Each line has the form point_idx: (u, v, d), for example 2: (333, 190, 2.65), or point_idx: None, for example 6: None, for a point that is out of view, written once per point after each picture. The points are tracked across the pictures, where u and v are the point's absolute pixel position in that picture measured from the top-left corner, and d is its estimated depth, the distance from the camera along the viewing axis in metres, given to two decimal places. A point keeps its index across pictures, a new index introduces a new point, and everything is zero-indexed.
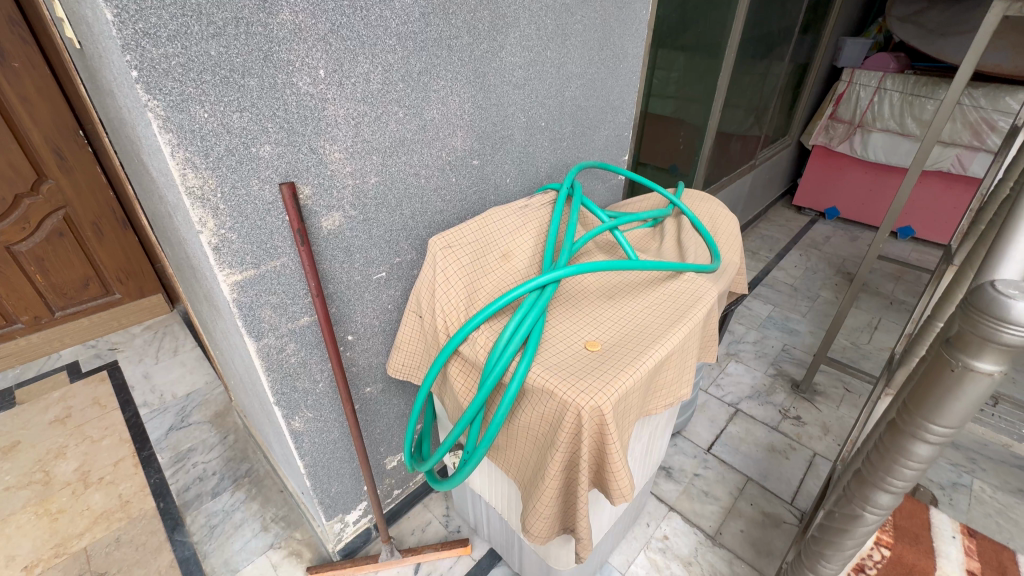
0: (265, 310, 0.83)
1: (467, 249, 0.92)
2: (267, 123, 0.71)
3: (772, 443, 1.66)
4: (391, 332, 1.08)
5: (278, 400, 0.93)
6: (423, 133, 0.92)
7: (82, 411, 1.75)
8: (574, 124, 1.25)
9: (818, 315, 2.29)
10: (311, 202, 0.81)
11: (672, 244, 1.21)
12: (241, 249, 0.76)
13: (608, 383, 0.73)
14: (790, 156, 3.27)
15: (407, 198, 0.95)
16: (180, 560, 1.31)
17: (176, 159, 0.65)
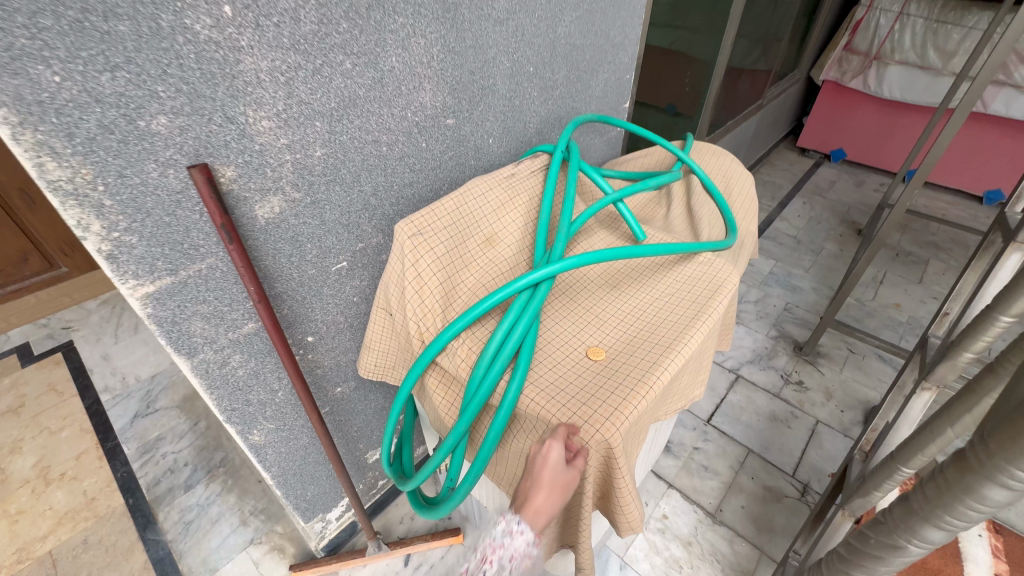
0: (195, 322, 0.68)
1: (443, 236, 0.75)
2: (155, 85, 0.52)
3: (773, 412, 1.59)
4: (360, 327, 0.93)
5: (229, 417, 0.80)
6: (380, 88, 0.72)
7: (37, 400, 1.62)
8: (568, 68, 1.04)
9: (822, 270, 2.18)
10: (237, 185, 0.63)
11: (682, 212, 1.05)
12: (147, 254, 0.59)
13: (616, 408, 0.61)
14: (798, 92, 3.02)
15: (366, 170, 0.77)
16: (155, 560, 1.23)
17: (24, 145, 0.46)
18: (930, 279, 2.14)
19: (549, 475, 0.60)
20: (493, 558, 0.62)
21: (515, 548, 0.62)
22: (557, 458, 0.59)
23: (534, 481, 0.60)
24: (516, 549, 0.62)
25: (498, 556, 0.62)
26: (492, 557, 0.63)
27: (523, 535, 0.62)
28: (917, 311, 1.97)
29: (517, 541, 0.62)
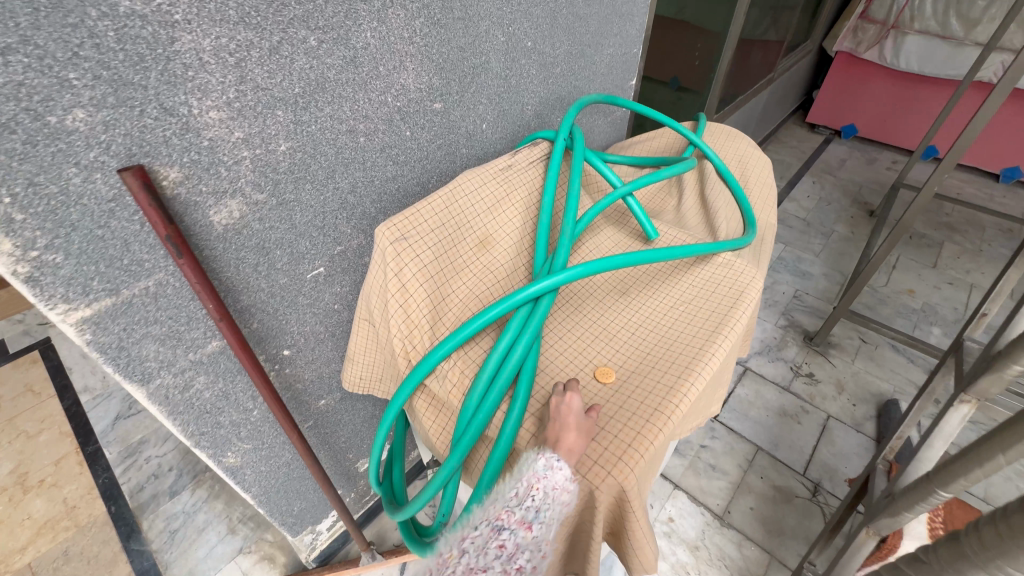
0: (147, 345, 0.59)
1: (431, 241, 0.66)
2: (66, 72, 0.42)
3: (783, 406, 1.53)
4: (343, 335, 0.85)
5: (198, 441, 0.73)
6: (353, 69, 0.62)
7: (14, 401, 1.55)
8: (570, 42, 0.92)
9: (832, 254, 2.10)
10: (183, 189, 0.53)
11: (695, 202, 0.96)
12: (78, 274, 0.50)
13: (630, 445, 0.53)
14: (809, 64, 2.87)
15: (340, 165, 0.67)
16: (139, 572, 1.18)
17: None
18: (945, 263, 2.05)
19: (574, 420, 0.54)
20: (533, 493, 0.51)
21: (557, 486, 0.51)
22: (578, 405, 0.55)
23: (559, 426, 0.53)
24: (559, 487, 0.51)
25: (538, 492, 0.51)
26: (531, 492, 0.51)
27: (563, 471, 0.51)
28: (931, 297, 1.90)
29: (559, 477, 0.51)
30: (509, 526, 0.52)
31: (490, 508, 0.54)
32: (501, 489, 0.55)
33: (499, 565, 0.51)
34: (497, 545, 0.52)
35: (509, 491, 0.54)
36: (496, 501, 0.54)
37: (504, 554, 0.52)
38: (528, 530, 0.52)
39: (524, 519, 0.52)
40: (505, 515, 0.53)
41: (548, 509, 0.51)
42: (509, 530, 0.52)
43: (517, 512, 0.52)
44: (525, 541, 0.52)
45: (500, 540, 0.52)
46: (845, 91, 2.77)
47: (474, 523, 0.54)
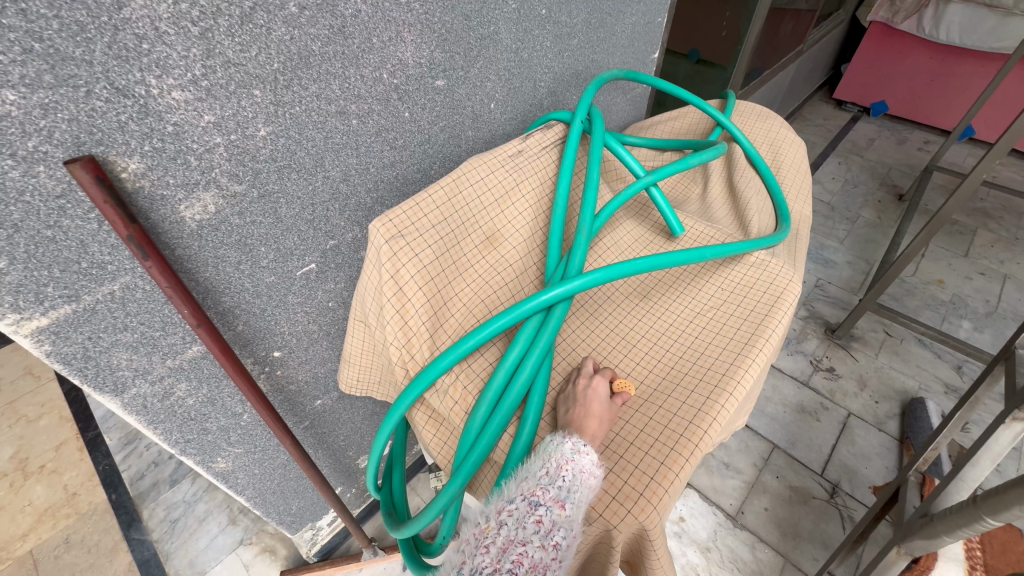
0: (117, 354, 0.54)
1: (432, 238, 0.59)
2: None
3: (801, 402, 1.47)
4: (339, 333, 0.79)
5: (184, 449, 0.68)
6: (342, 40, 0.54)
7: (14, 384, 1.53)
8: (589, 10, 0.83)
9: (857, 241, 1.99)
10: (144, 182, 0.46)
11: (722, 191, 0.87)
12: (27, 280, 0.44)
13: (652, 478, 0.47)
14: (839, 35, 2.69)
15: (330, 151, 0.60)
16: (140, 562, 1.16)
17: None
18: (977, 252, 1.94)
19: (598, 409, 0.51)
20: (562, 473, 0.46)
21: (586, 469, 0.47)
22: (604, 391, 0.53)
23: (582, 413, 0.51)
24: (587, 470, 0.47)
25: (567, 473, 0.46)
26: (560, 472, 0.47)
27: (591, 456, 0.48)
28: (961, 288, 1.80)
29: (586, 461, 0.47)
30: (544, 503, 0.46)
31: (523, 482, 0.49)
32: (532, 464, 0.50)
33: (538, 540, 0.46)
34: (535, 520, 0.46)
35: (540, 468, 0.49)
36: (529, 475, 0.49)
37: (542, 530, 0.46)
38: (564, 509, 0.46)
39: (558, 496, 0.46)
40: (540, 491, 0.47)
41: (580, 490, 0.46)
42: (544, 506, 0.46)
43: (551, 488, 0.46)
44: (562, 520, 0.46)
45: (536, 516, 0.46)
46: (878, 65, 2.61)
47: (506, 496, 0.49)
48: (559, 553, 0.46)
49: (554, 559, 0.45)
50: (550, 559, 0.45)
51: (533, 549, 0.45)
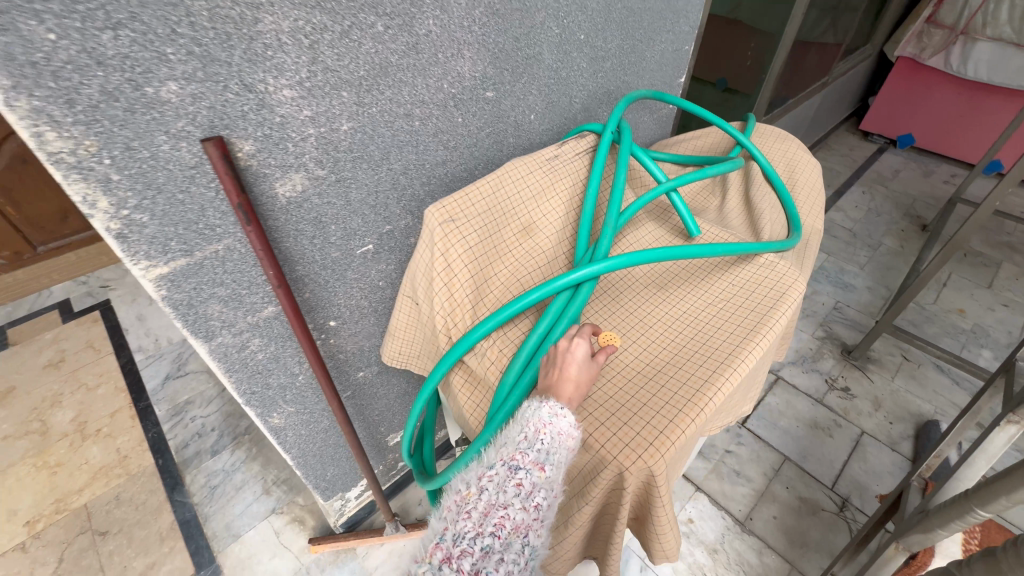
0: (212, 306, 0.64)
1: (478, 224, 0.68)
2: (164, 47, 0.46)
3: (814, 418, 1.50)
4: (385, 312, 0.89)
5: (249, 399, 0.78)
6: (414, 55, 0.64)
7: (77, 355, 1.68)
8: (622, 36, 0.92)
9: (878, 268, 2.02)
10: (255, 160, 0.57)
11: (739, 203, 0.94)
12: (159, 233, 0.54)
13: (661, 432, 0.54)
14: (867, 69, 2.75)
15: (396, 147, 0.71)
16: (181, 521, 1.27)
17: (20, 112, 0.41)
18: (1001, 284, 1.95)
19: (573, 371, 0.57)
20: (542, 436, 0.52)
21: (563, 431, 0.53)
22: (583, 352, 0.59)
23: (559, 376, 0.57)
24: (565, 431, 0.53)
25: (546, 436, 0.52)
26: (539, 435, 0.52)
27: (568, 418, 0.54)
28: (983, 319, 1.81)
29: (564, 424, 0.53)
30: (525, 465, 0.51)
31: (503, 450, 0.54)
32: (511, 433, 0.55)
33: (519, 503, 0.50)
34: (515, 483, 0.50)
35: (518, 434, 0.54)
36: (508, 443, 0.54)
37: (523, 492, 0.50)
38: (543, 471, 0.51)
39: (538, 459, 0.52)
40: (520, 454, 0.52)
41: (558, 451, 0.52)
42: (525, 468, 0.51)
43: (532, 451, 0.52)
44: (542, 481, 0.51)
45: (517, 478, 0.50)
46: (905, 98, 2.65)
47: (488, 464, 0.53)
48: (539, 512, 0.50)
49: (534, 518, 0.50)
50: (531, 519, 0.50)
51: (515, 510, 0.49)
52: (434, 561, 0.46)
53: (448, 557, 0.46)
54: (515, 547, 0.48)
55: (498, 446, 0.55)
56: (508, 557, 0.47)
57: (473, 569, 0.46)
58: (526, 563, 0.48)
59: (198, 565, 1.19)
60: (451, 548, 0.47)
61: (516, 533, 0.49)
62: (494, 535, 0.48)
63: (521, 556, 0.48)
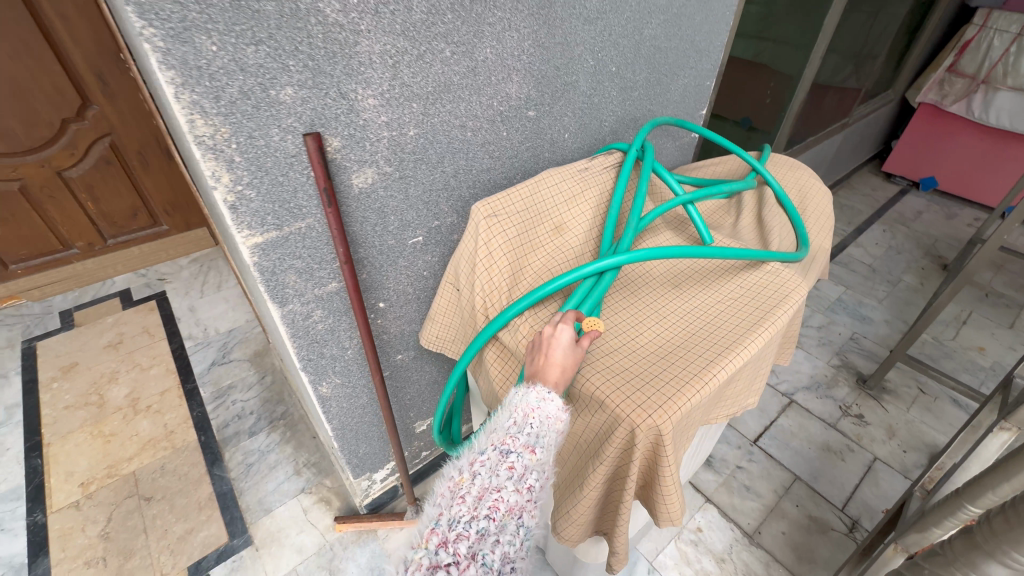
0: (290, 276, 0.76)
1: (516, 220, 0.79)
2: (288, 60, 0.59)
3: (827, 442, 1.52)
4: (426, 300, 0.99)
5: (305, 366, 0.89)
6: (472, 77, 0.77)
7: (133, 338, 1.83)
8: (649, 70, 1.04)
9: (897, 303, 2.05)
10: (340, 155, 0.70)
11: (751, 221, 1.03)
12: (261, 208, 0.67)
13: (670, 397, 0.62)
14: (889, 113, 2.84)
15: (450, 153, 0.83)
16: (218, 494, 1.36)
17: (182, 103, 0.55)
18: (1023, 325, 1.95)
19: (559, 356, 0.63)
20: (530, 420, 0.58)
21: (550, 414, 0.59)
22: (566, 338, 0.64)
23: (545, 362, 0.63)
24: (552, 415, 0.59)
25: (535, 420, 0.59)
26: (528, 420, 0.58)
27: (554, 402, 0.60)
28: (1003, 358, 1.81)
29: (552, 407, 0.59)
30: (515, 450, 0.56)
31: (494, 436, 0.59)
32: (500, 420, 0.60)
33: (512, 485, 0.55)
34: (508, 466, 0.55)
35: (507, 421, 0.59)
36: (498, 429, 0.59)
37: (515, 474, 0.55)
38: (533, 453, 0.57)
39: (527, 442, 0.57)
40: (511, 439, 0.57)
41: (546, 433, 0.58)
42: (516, 452, 0.56)
43: (521, 436, 0.57)
44: (532, 463, 0.57)
45: (509, 462, 0.56)
46: (927, 142, 2.72)
47: (480, 450, 0.58)
48: (530, 493, 0.56)
49: (526, 499, 0.55)
50: (524, 501, 0.55)
51: (509, 493, 0.54)
52: (431, 546, 0.50)
53: (445, 542, 0.50)
54: (510, 528, 0.53)
55: (489, 433, 0.60)
56: (503, 537, 0.52)
57: (469, 552, 0.50)
58: (520, 541, 0.53)
59: (232, 534, 1.28)
60: (447, 533, 0.51)
61: (510, 515, 0.53)
62: (488, 518, 0.52)
63: (515, 536, 0.53)
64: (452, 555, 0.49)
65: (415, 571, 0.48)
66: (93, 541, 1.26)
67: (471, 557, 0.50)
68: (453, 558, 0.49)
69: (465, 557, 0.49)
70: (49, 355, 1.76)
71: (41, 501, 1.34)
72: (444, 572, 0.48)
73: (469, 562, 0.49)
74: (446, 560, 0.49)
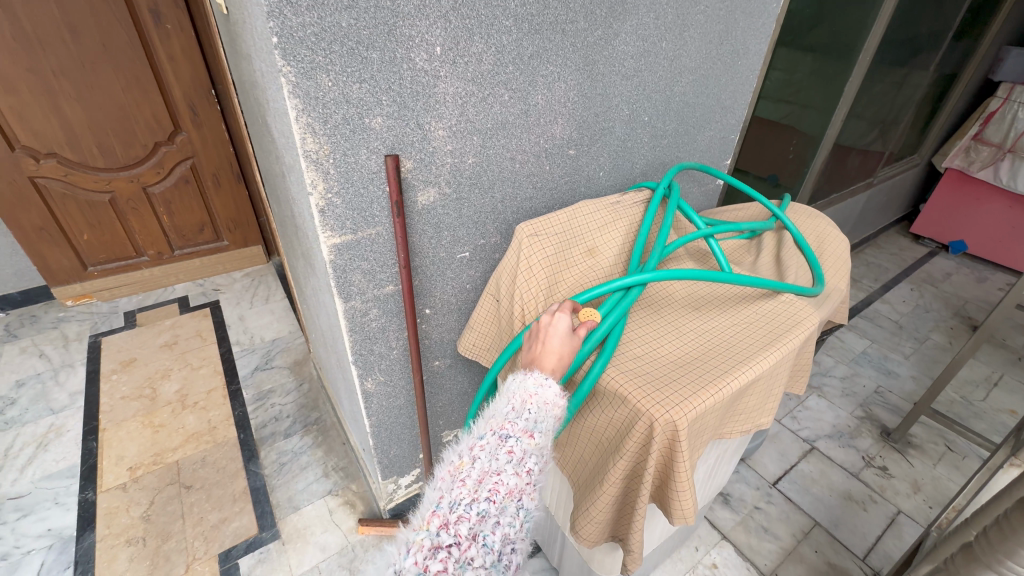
0: (356, 275, 0.88)
1: (554, 240, 0.89)
2: (382, 96, 0.74)
3: (849, 491, 1.51)
4: (466, 312, 1.10)
5: (356, 360, 0.99)
6: (525, 118, 0.90)
7: (187, 340, 1.98)
8: (679, 122, 1.16)
9: (924, 360, 2.04)
10: (411, 175, 0.83)
11: (769, 260, 1.10)
12: (343, 214, 0.81)
13: (687, 397, 0.69)
14: (916, 177, 2.90)
15: (499, 181, 0.95)
16: (252, 488, 1.44)
17: (300, 124, 0.70)
18: None
19: (557, 345, 0.67)
20: (529, 406, 0.56)
21: (548, 400, 0.57)
22: (564, 327, 0.68)
23: (543, 350, 0.67)
24: (550, 400, 0.57)
25: (533, 405, 0.56)
26: (527, 405, 0.56)
27: (552, 388, 0.58)
28: None
29: (549, 393, 0.58)
30: (515, 434, 0.54)
31: (493, 421, 0.56)
32: (497, 405, 0.57)
33: (512, 468, 0.52)
34: (507, 450, 0.52)
35: (505, 406, 0.57)
36: (497, 414, 0.56)
37: (514, 458, 0.53)
38: (532, 438, 0.54)
39: (527, 427, 0.55)
40: (510, 424, 0.54)
41: (545, 419, 0.56)
42: (515, 437, 0.53)
43: (520, 421, 0.55)
44: (532, 448, 0.54)
45: (508, 447, 0.53)
46: (956, 207, 2.76)
47: (479, 435, 0.55)
48: (530, 477, 0.53)
49: (526, 483, 0.52)
50: (524, 485, 0.52)
51: (508, 476, 0.51)
52: (431, 528, 0.48)
53: (446, 524, 0.48)
54: (510, 510, 0.51)
55: (487, 418, 0.57)
56: (503, 519, 0.50)
57: (470, 533, 0.48)
58: (521, 523, 0.52)
59: (261, 527, 1.34)
60: (447, 515, 0.49)
61: (510, 498, 0.51)
62: (489, 501, 0.50)
63: (516, 518, 0.51)
64: (453, 537, 0.48)
65: (416, 552, 0.47)
66: (135, 521, 1.34)
67: (472, 538, 0.48)
68: (455, 539, 0.48)
69: (466, 538, 0.48)
70: (112, 349, 1.93)
71: (93, 480, 1.45)
72: (445, 553, 0.47)
73: (471, 543, 0.48)
74: (447, 541, 0.47)
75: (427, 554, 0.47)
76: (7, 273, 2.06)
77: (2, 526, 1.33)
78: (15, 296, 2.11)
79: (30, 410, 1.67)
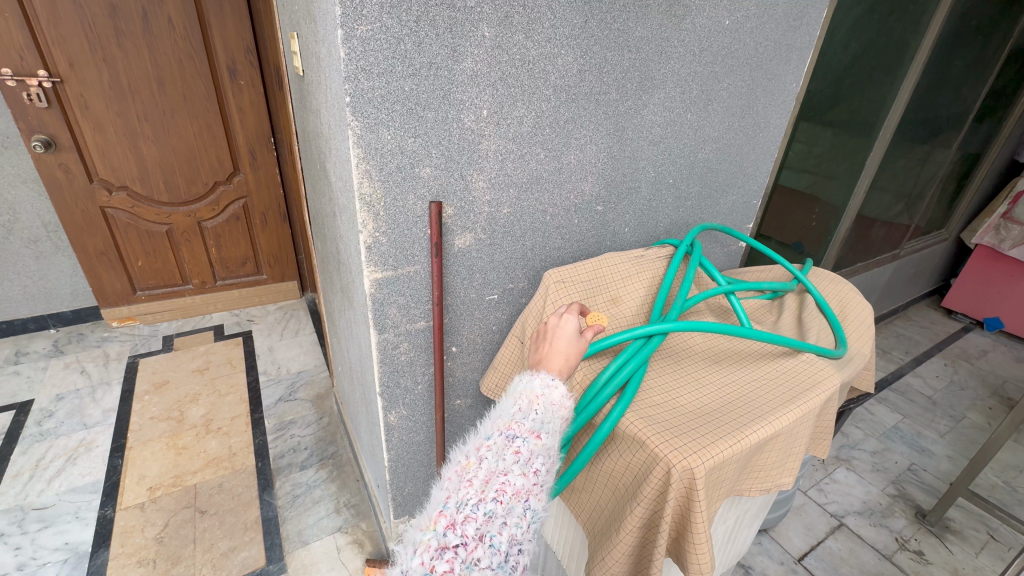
0: (392, 309, 0.94)
1: (581, 287, 0.94)
2: (432, 150, 0.83)
3: (880, 573, 1.42)
4: (490, 353, 1.13)
5: (383, 392, 1.03)
6: (556, 175, 0.98)
7: (218, 366, 2.06)
8: (703, 185, 1.22)
9: (960, 439, 1.95)
10: (451, 221, 0.91)
11: (791, 320, 1.11)
12: (388, 251, 0.88)
13: (703, 444, 0.70)
14: (945, 251, 2.89)
15: (531, 231, 1.01)
16: (264, 518, 1.45)
17: (360, 170, 0.79)
18: None
19: (564, 342, 0.68)
20: (535, 407, 0.58)
21: (555, 401, 0.60)
22: (572, 329, 0.70)
23: (550, 350, 0.67)
24: (556, 401, 0.60)
25: (540, 406, 0.58)
26: (533, 407, 0.58)
27: (559, 390, 0.60)
28: None
29: (556, 394, 0.60)
30: (521, 435, 0.55)
31: (500, 422, 0.57)
32: (505, 406, 0.59)
33: (519, 469, 0.53)
34: (513, 451, 0.54)
35: (512, 407, 0.58)
36: (503, 415, 0.58)
37: (521, 459, 0.54)
38: (539, 439, 0.56)
39: (534, 428, 0.56)
40: (517, 425, 0.56)
41: (552, 419, 0.58)
42: (522, 438, 0.55)
43: (527, 422, 0.56)
44: (539, 448, 0.55)
45: (515, 447, 0.54)
46: (987, 283, 2.72)
47: (486, 436, 0.57)
48: (537, 478, 0.54)
49: (532, 483, 0.53)
50: (531, 486, 0.53)
51: (515, 477, 0.52)
52: (438, 528, 0.49)
53: (453, 524, 0.49)
54: (516, 511, 0.51)
55: (494, 419, 0.59)
56: (510, 520, 0.51)
57: (476, 534, 0.49)
58: (527, 524, 0.52)
59: (268, 560, 1.33)
60: (455, 515, 0.50)
61: (516, 498, 0.52)
62: (495, 500, 0.51)
63: (523, 519, 0.52)
64: (460, 537, 0.48)
65: (423, 552, 0.48)
66: (148, 542, 1.35)
67: (479, 539, 0.49)
68: (461, 539, 0.48)
69: (473, 539, 0.49)
70: (148, 371, 2.01)
71: (114, 497, 1.48)
72: (452, 554, 0.47)
73: (477, 544, 0.49)
74: (454, 542, 0.48)
75: (433, 555, 0.47)
76: (64, 292, 2.21)
77: (23, 535, 1.36)
78: (67, 314, 2.25)
79: (66, 423, 1.74)
